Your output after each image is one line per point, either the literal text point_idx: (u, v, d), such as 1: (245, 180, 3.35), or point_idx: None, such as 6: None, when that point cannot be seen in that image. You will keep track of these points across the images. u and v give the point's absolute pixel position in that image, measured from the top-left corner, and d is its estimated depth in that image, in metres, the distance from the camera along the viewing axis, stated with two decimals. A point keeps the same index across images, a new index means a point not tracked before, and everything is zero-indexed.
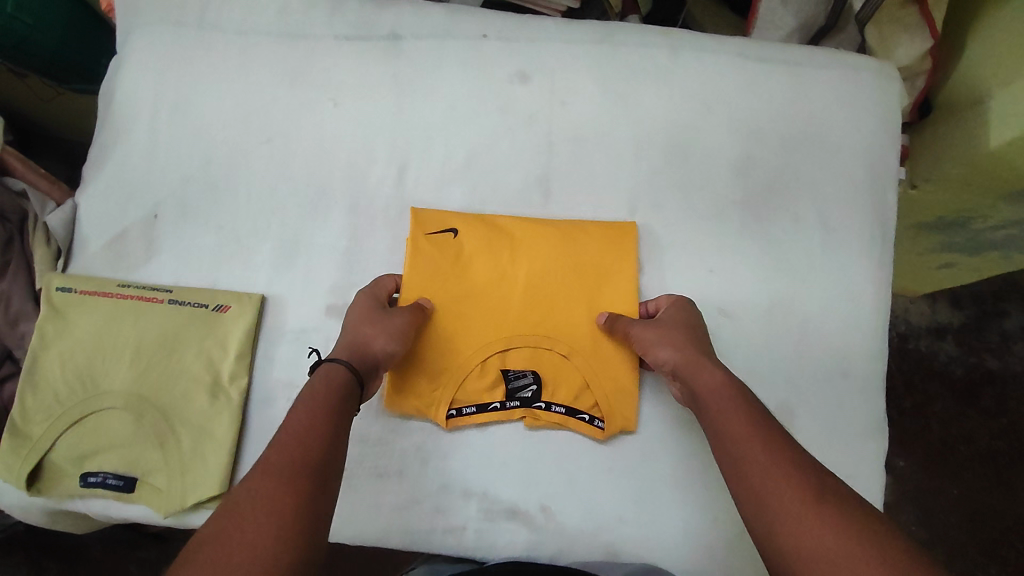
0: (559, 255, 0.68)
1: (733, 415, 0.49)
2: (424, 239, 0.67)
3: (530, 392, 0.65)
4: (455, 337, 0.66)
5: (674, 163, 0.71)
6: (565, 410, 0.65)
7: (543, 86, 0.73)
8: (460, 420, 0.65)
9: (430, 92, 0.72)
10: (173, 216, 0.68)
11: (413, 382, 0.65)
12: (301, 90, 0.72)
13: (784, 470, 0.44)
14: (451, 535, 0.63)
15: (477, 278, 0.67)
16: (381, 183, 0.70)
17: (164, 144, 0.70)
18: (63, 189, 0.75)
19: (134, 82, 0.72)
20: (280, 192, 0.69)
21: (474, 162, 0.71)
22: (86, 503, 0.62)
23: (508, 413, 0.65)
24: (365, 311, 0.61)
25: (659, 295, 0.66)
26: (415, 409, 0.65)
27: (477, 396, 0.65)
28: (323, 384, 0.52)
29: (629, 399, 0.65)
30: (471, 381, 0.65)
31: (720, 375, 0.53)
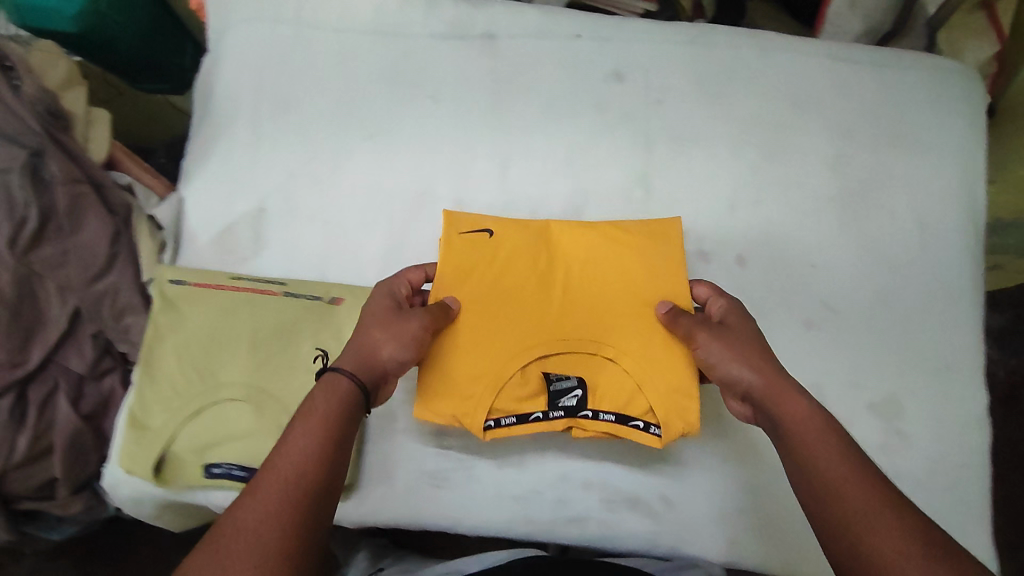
0: (599, 255, 0.66)
1: (825, 454, 0.47)
2: (457, 239, 0.65)
3: (575, 399, 0.61)
4: (495, 342, 0.62)
5: (767, 161, 0.73)
6: (615, 418, 0.61)
7: (638, 84, 0.74)
8: (499, 431, 0.61)
9: (527, 90, 0.73)
10: (280, 210, 0.69)
11: (447, 387, 0.62)
12: (400, 86, 0.73)
13: (890, 517, 0.42)
14: (574, 524, 0.64)
15: (513, 279, 0.64)
16: (484, 177, 0.71)
17: (267, 138, 0.71)
18: (167, 183, 0.76)
19: (235, 78, 0.73)
20: (385, 187, 0.70)
21: (574, 159, 0.72)
22: (207, 494, 0.64)
23: (552, 423, 0.61)
24: (380, 312, 0.57)
25: (699, 283, 0.63)
26: (450, 417, 0.61)
27: (520, 405, 0.61)
28: (326, 400, 0.49)
29: (689, 403, 0.60)
30: (511, 388, 0.61)
31: (805, 404, 0.51)
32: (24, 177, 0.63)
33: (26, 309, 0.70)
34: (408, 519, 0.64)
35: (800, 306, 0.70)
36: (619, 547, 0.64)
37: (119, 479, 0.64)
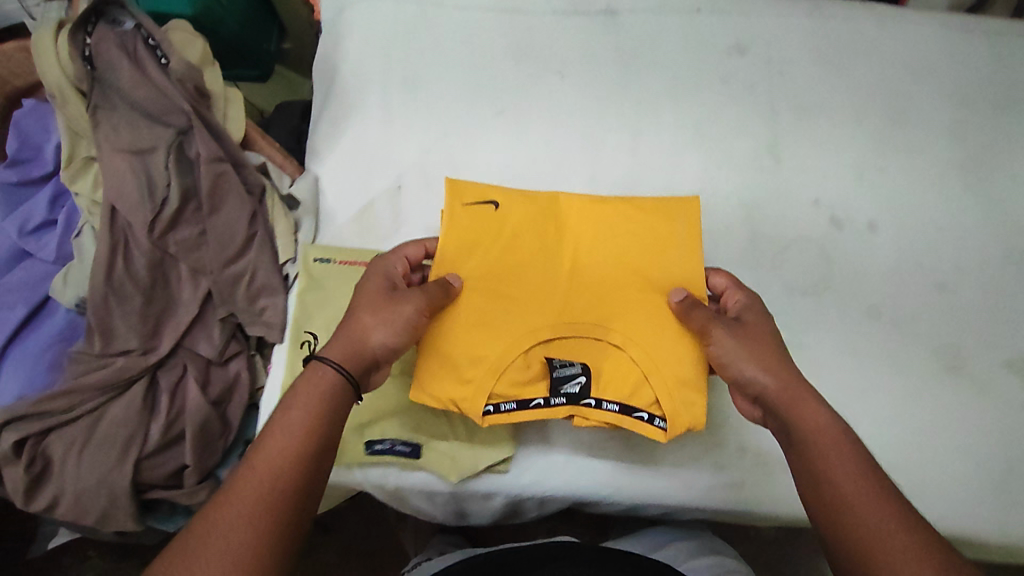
0: (615, 231, 0.62)
1: (849, 471, 0.46)
2: (462, 210, 0.62)
3: (579, 386, 0.57)
4: (497, 323, 0.58)
5: (892, 128, 0.73)
6: (619, 409, 0.57)
7: (760, 57, 0.75)
8: (498, 417, 0.57)
9: (653, 64, 0.74)
10: (417, 187, 0.69)
11: (447, 367, 0.57)
12: (527, 62, 0.73)
13: (913, 544, 0.42)
14: (731, 488, 0.66)
15: (518, 253, 0.61)
16: (618, 150, 0.71)
17: (399, 115, 0.71)
18: (294, 162, 0.75)
19: (360, 55, 0.72)
20: (521, 162, 0.71)
21: (704, 131, 0.73)
22: (365, 472, 0.65)
23: (553, 411, 0.56)
24: (373, 295, 0.54)
25: (717, 272, 0.61)
26: (446, 401, 0.57)
27: (519, 390, 0.57)
28: (309, 391, 0.47)
29: (697, 396, 0.57)
30: (512, 371, 0.57)
31: (824, 414, 0.49)
32: (168, 154, 0.65)
33: (158, 294, 0.70)
34: (557, 492, 0.66)
35: (932, 270, 0.71)
36: (775, 508, 0.66)
37: None
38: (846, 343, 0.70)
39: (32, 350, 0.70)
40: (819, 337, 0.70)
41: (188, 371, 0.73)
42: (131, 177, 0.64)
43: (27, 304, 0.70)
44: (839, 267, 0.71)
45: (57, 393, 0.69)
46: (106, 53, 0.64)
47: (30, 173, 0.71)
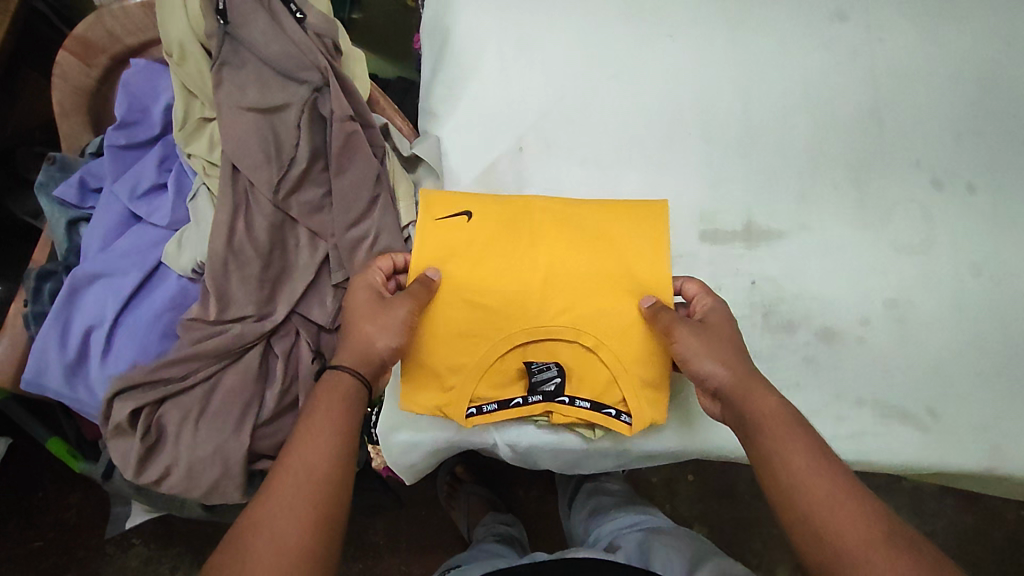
0: (586, 236, 0.63)
1: (792, 447, 0.50)
2: (434, 223, 0.62)
3: (554, 385, 0.60)
4: (473, 328, 0.61)
5: (986, 94, 0.76)
6: (589, 405, 0.60)
7: (860, 22, 0.77)
8: (480, 418, 0.60)
9: (759, 29, 0.76)
10: (538, 148, 0.69)
11: (429, 376, 0.61)
12: (638, 26, 0.74)
13: (849, 506, 0.47)
14: (853, 440, 0.67)
15: (488, 264, 0.62)
16: (729, 113, 0.73)
17: (515, 76, 0.71)
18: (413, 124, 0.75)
19: (473, 18, 0.72)
20: (635, 124, 0.72)
21: (809, 95, 0.75)
22: (500, 433, 0.64)
23: (530, 409, 0.60)
24: (365, 306, 0.57)
25: (688, 280, 0.62)
26: (432, 408, 0.61)
27: (498, 391, 0.61)
28: (330, 396, 0.52)
29: (660, 391, 0.61)
30: (492, 374, 0.61)
31: (773, 399, 0.53)
32: (302, 112, 0.64)
33: (275, 258, 0.67)
34: (685, 450, 0.66)
35: None
36: (891, 459, 0.68)
37: (409, 421, 0.65)
38: (952, 300, 0.71)
39: (144, 318, 0.68)
40: (926, 294, 0.71)
41: (300, 338, 0.71)
42: (258, 135, 0.63)
43: (141, 270, 0.68)
44: (941, 227, 0.73)
45: (175, 360, 0.66)
46: (241, 5, 0.63)
47: (138, 137, 0.69)
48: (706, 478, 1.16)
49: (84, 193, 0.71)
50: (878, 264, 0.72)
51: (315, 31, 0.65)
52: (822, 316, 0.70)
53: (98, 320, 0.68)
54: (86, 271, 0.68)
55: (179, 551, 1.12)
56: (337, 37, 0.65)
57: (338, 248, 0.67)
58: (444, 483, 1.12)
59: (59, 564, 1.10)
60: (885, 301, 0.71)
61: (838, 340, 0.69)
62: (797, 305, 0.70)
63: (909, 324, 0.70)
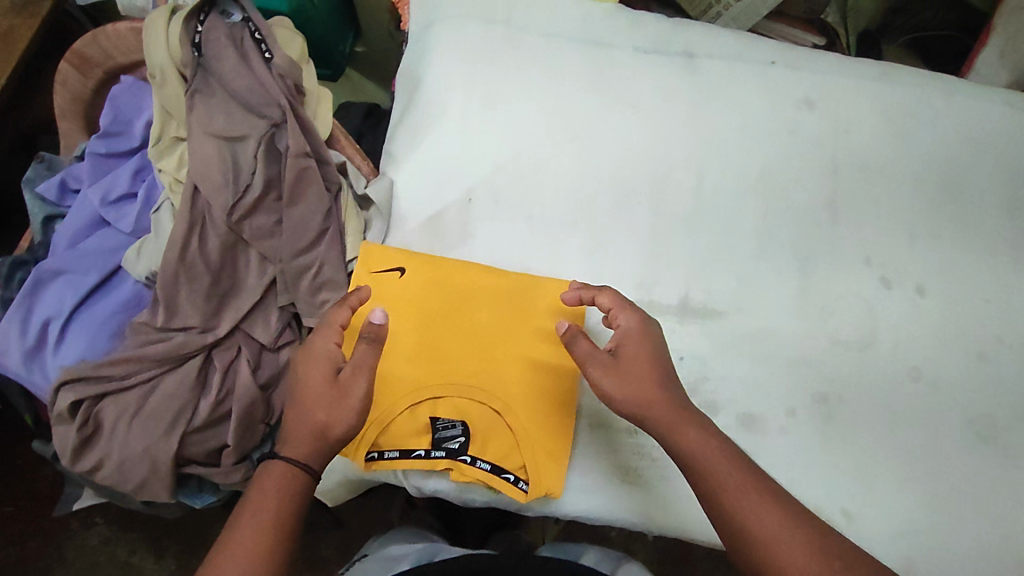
0: (509, 303, 0.66)
1: (731, 479, 0.53)
2: (369, 276, 0.66)
3: (457, 443, 0.62)
4: (388, 377, 0.63)
5: (947, 198, 0.76)
6: (490, 468, 0.61)
7: (827, 112, 0.78)
8: (380, 464, 0.61)
9: (724, 109, 0.77)
10: (486, 201, 0.71)
11: None
12: (603, 95, 0.76)
13: (789, 531, 0.51)
14: None
15: (414, 320, 0.65)
16: (681, 188, 0.74)
17: (476, 130, 0.73)
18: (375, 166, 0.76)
19: (442, 72, 0.75)
20: (587, 188, 0.73)
21: (766, 178, 0.75)
22: (405, 476, 0.63)
23: (431, 463, 0.61)
24: (321, 384, 0.56)
25: (603, 291, 0.61)
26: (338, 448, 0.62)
27: (402, 440, 0.62)
28: (274, 493, 0.53)
29: (560, 461, 0.62)
30: (400, 423, 0.62)
31: (699, 433, 0.55)
32: (260, 145, 0.67)
33: (225, 276, 0.70)
34: (595, 515, 0.64)
35: (974, 338, 0.72)
36: None
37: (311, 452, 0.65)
38: (885, 401, 0.70)
39: (98, 316, 0.71)
40: (858, 392, 0.70)
41: (242, 354, 0.73)
42: (218, 160, 0.67)
43: (100, 271, 0.72)
44: (884, 326, 0.72)
45: (116, 360, 0.69)
46: (217, 42, 0.68)
47: (118, 147, 0.74)
48: (662, 542, 1.12)
49: (64, 192, 0.76)
50: (813, 356, 0.71)
51: (279, 71, 0.68)
52: (747, 402, 0.68)
53: (55, 314, 0.71)
54: (51, 265, 0.72)
55: (136, 536, 1.16)
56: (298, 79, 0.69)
57: (284, 273, 0.70)
58: (396, 509, 1.12)
59: (24, 530, 1.15)
60: (816, 395, 0.69)
61: (761, 428, 0.68)
62: (722, 387, 0.68)
63: (836, 422, 0.69)
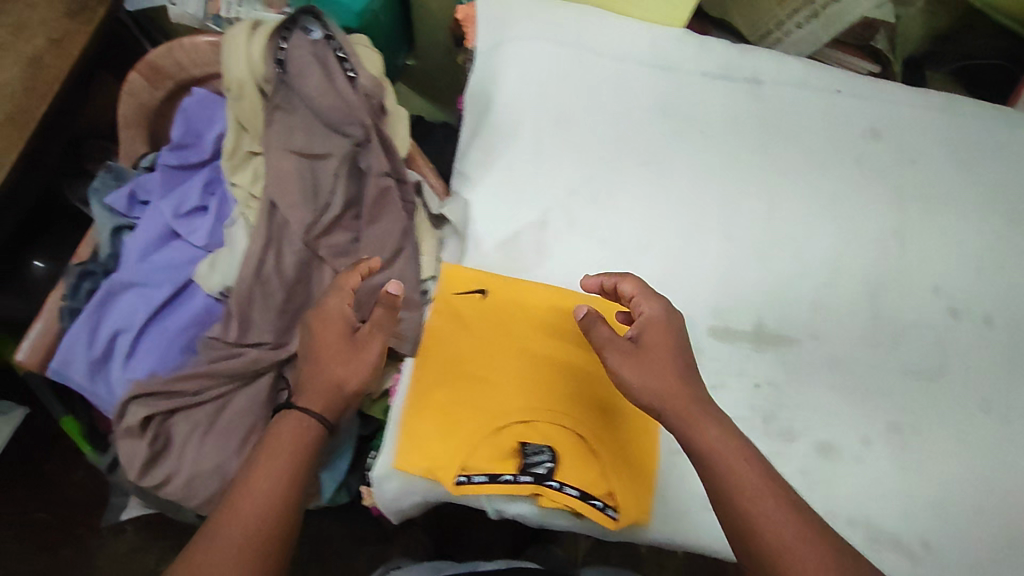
0: None
1: (745, 469, 0.53)
2: (452, 297, 0.66)
3: (544, 468, 0.61)
4: (475, 400, 0.63)
5: (1012, 230, 0.76)
6: (578, 494, 0.60)
7: (893, 142, 0.78)
8: (468, 487, 0.60)
9: (791, 136, 0.78)
10: (562, 223, 0.71)
11: (425, 440, 0.62)
12: (673, 119, 0.77)
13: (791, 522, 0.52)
14: None
15: (497, 343, 0.65)
16: (752, 213, 0.75)
17: (549, 151, 0.73)
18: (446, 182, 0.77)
19: (512, 92, 0.75)
20: (661, 212, 0.73)
21: (836, 205, 0.76)
22: (490, 500, 0.63)
23: (519, 488, 0.60)
24: (338, 339, 0.59)
25: (624, 279, 0.62)
26: (424, 470, 0.61)
27: (489, 464, 0.61)
28: (291, 438, 0.56)
29: (646, 489, 0.62)
30: (487, 447, 0.61)
31: (716, 424, 0.55)
32: (341, 164, 0.68)
33: (298, 292, 0.69)
34: (678, 541, 0.64)
35: None
36: None
37: (395, 474, 0.64)
38: (959, 432, 0.70)
39: (170, 330, 0.71)
40: (932, 422, 0.70)
41: None
42: (298, 178, 0.67)
43: (172, 284, 0.71)
44: (954, 356, 0.72)
45: (191, 375, 0.69)
46: (300, 58, 0.65)
47: (189, 159, 0.73)
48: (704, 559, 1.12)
49: (132, 204, 0.75)
50: (887, 385, 0.71)
51: (365, 90, 0.66)
52: (822, 430, 0.69)
53: (126, 326, 0.71)
54: (124, 277, 0.71)
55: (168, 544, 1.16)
56: (384, 99, 0.67)
57: (358, 290, 0.70)
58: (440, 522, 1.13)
59: (47, 540, 1.13)
60: (889, 424, 0.69)
61: (837, 457, 0.68)
62: (798, 416, 0.69)
63: (911, 452, 0.69)
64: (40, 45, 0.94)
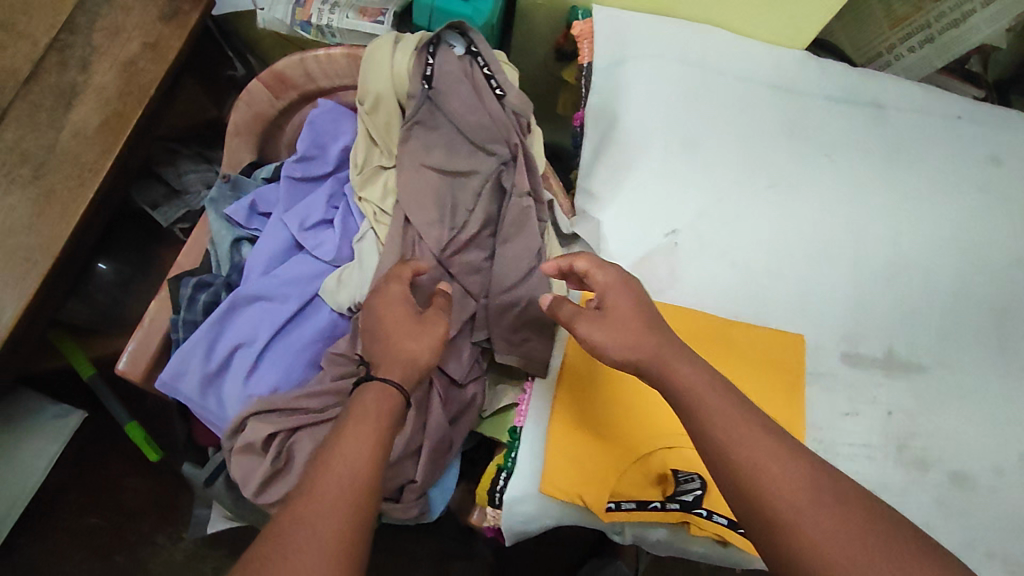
0: (733, 354, 0.69)
1: (736, 431, 0.51)
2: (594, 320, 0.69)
3: (694, 496, 0.61)
4: (620, 426, 0.65)
5: None
6: (728, 522, 0.60)
7: (1016, 170, 0.78)
8: (617, 514, 0.62)
9: (916, 162, 0.77)
10: (694, 245, 0.73)
11: (572, 467, 0.64)
12: (800, 142, 0.77)
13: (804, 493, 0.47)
14: None
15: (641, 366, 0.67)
16: (878, 239, 0.75)
17: (679, 173, 0.74)
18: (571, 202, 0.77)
19: (644, 112, 0.75)
20: (789, 237, 0.74)
21: (961, 232, 0.76)
22: (634, 529, 0.65)
23: (667, 515, 0.61)
24: (405, 319, 0.59)
25: (578, 255, 0.61)
26: (572, 495, 0.63)
27: (635, 491, 0.63)
28: (374, 406, 0.54)
29: None
30: (635, 473, 0.63)
31: (690, 374, 0.54)
32: (487, 184, 0.67)
33: None
34: None
35: None
36: None
37: (538, 500, 0.66)
38: None
39: (294, 346, 0.70)
40: None
41: (431, 388, 0.70)
42: (436, 194, 0.67)
43: (298, 299, 0.71)
44: None
45: (315, 392, 0.68)
46: (449, 74, 0.65)
47: (314, 172, 0.74)
48: None
49: (251, 215, 0.75)
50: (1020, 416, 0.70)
51: (513, 109, 0.66)
52: (957, 460, 0.69)
53: (248, 340, 0.71)
54: (249, 291, 0.71)
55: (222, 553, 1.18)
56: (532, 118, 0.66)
57: (488, 309, 0.68)
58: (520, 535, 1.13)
59: (109, 542, 1.17)
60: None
61: (973, 488, 0.68)
62: (930, 445, 0.69)
63: None
64: (134, 50, 0.93)
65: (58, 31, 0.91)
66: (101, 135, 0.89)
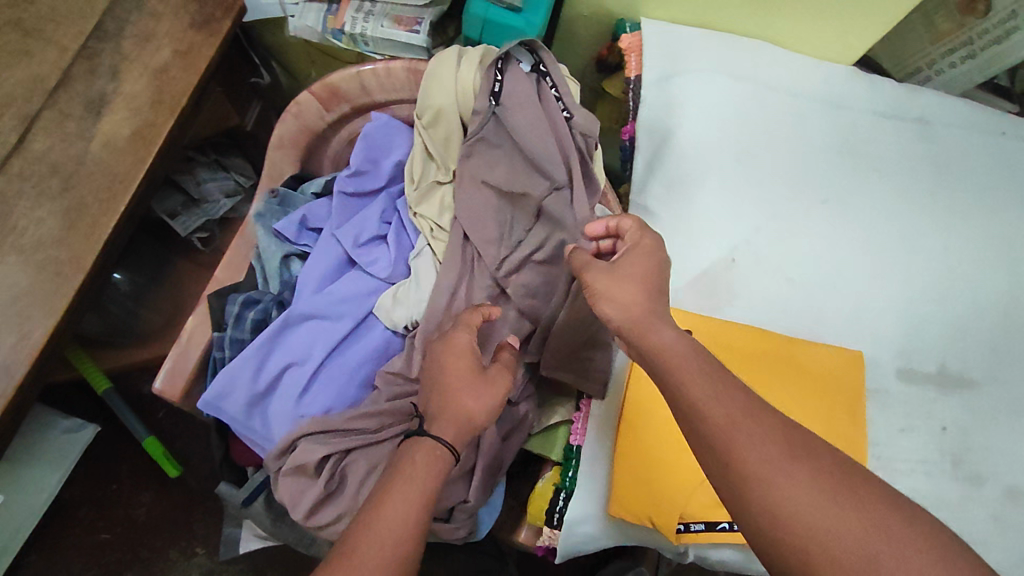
0: (801, 371, 0.69)
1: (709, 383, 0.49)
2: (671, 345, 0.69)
3: None
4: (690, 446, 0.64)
5: None
6: None
7: None
8: (687, 535, 0.63)
9: (962, 176, 0.77)
10: (750, 261, 0.73)
11: (642, 488, 0.64)
12: (851, 157, 0.76)
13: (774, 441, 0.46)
14: None
15: None
16: (930, 254, 0.75)
17: (732, 188, 0.74)
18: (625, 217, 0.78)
19: (698, 126, 0.75)
20: (844, 251, 0.74)
21: (1010, 247, 0.76)
22: (697, 548, 0.66)
23: (736, 535, 0.63)
24: (468, 371, 0.57)
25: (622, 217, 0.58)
26: (643, 517, 0.63)
27: (705, 511, 0.63)
28: (424, 466, 0.51)
29: None
30: (707, 494, 0.63)
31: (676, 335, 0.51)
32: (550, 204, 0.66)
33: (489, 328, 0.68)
34: None
35: None
36: None
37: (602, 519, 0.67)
38: None
39: (349, 364, 0.69)
40: None
41: None
42: (495, 214, 0.67)
43: (353, 318, 0.69)
44: None
45: (372, 412, 0.65)
46: (517, 94, 0.64)
47: (366, 186, 0.73)
48: None
49: (301, 230, 0.74)
50: None
51: (580, 129, 0.65)
52: (1011, 474, 0.70)
53: (300, 360, 0.69)
54: (302, 309, 0.69)
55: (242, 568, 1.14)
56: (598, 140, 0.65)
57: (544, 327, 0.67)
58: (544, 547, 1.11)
59: (122, 559, 1.13)
60: None
61: None
62: (986, 460, 0.70)
63: None
64: (163, 58, 0.88)
65: (85, 37, 0.86)
66: (132, 145, 0.84)
